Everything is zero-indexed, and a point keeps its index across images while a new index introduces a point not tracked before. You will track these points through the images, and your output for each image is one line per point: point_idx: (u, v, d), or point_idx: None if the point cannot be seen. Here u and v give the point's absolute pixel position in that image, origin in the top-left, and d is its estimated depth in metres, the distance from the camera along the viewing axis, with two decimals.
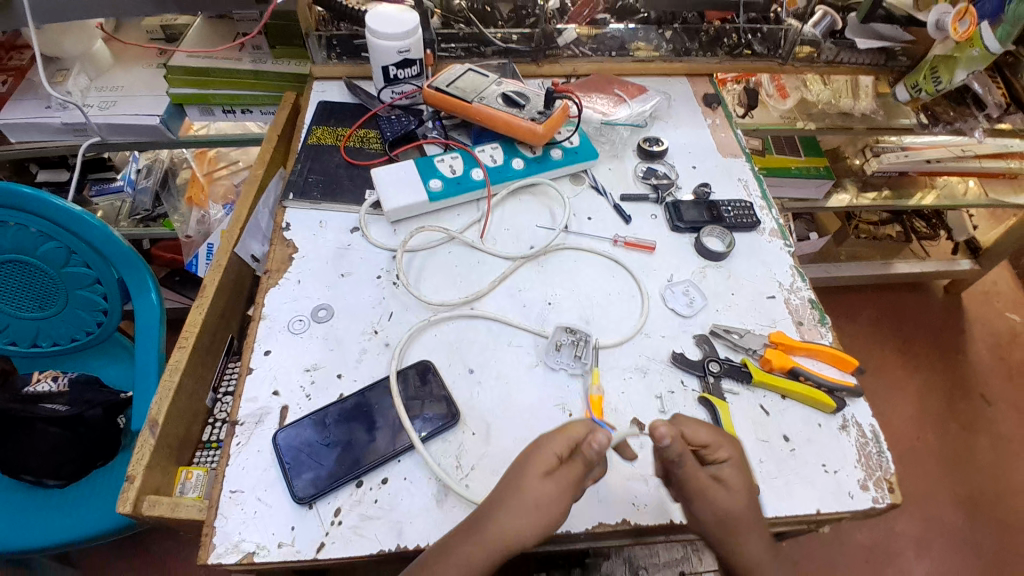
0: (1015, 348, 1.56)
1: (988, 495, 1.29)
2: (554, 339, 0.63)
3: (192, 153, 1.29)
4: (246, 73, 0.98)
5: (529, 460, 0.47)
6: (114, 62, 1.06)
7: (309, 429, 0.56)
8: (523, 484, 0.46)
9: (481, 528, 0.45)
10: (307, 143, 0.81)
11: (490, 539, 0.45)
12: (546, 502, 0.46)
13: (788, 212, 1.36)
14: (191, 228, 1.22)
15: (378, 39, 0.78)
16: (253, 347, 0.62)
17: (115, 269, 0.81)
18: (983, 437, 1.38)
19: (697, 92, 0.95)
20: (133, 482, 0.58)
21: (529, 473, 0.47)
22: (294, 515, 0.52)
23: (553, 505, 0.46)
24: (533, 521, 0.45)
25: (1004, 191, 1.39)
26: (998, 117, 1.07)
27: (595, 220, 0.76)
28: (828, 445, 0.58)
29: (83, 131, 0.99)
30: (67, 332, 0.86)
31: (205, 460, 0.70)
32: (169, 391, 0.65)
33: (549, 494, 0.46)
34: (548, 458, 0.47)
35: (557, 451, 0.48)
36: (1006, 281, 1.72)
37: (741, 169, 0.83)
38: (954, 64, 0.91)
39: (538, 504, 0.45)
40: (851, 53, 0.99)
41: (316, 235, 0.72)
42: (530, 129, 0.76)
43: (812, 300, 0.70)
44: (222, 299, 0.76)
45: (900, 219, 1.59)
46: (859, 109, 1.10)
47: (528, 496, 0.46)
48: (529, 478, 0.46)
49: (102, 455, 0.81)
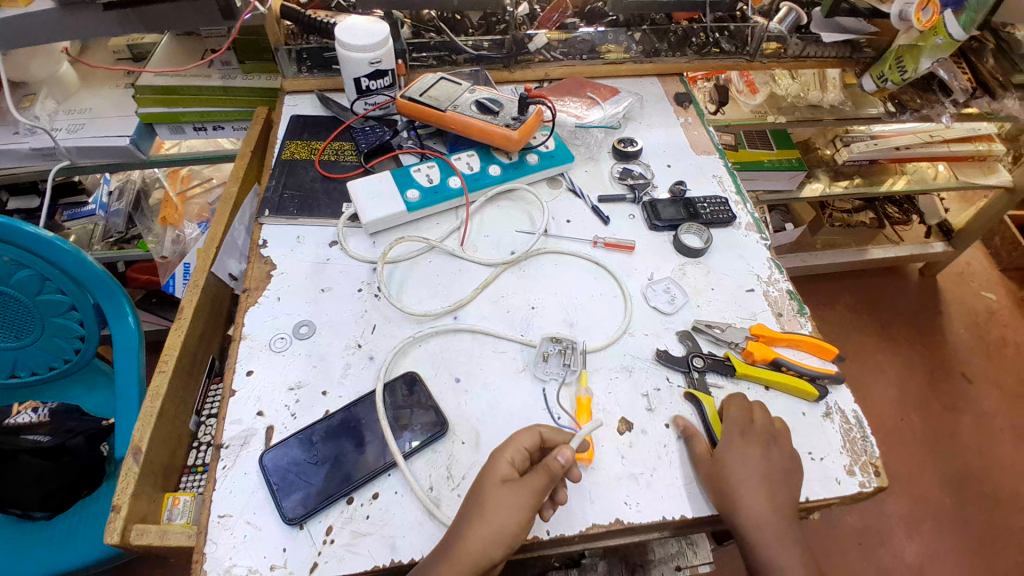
0: (992, 327, 1.60)
1: (971, 472, 1.32)
2: (541, 348, 0.63)
3: (165, 173, 1.29)
4: (216, 90, 0.98)
5: (488, 472, 0.49)
6: (81, 84, 1.04)
7: (296, 448, 0.55)
8: (484, 501, 0.47)
9: (455, 549, 0.46)
10: (281, 157, 0.81)
11: (465, 558, 0.45)
12: (513, 506, 0.47)
13: (762, 204, 1.39)
14: (166, 248, 1.21)
15: (349, 51, 0.78)
16: (235, 369, 0.61)
17: (91, 294, 0.79)
18: (965, 416, 1.41)
19: (668, 91, 0.96)
20: (119, 511, 0.58)
21: (491, 481, 0.48)
22: (286, 536, 0.51)
23: (521, 513, 0.47)
24: (504, 524, 0.46)
25: (973, 174, 1.43)
26: (964, 101, 1.09)
27: (574, 223, 0.76)
28: (813, 433, 0.59)
29: (52, 156, 0.97)
30: (45, 360, 0.84)
31: (192, 485, 0.68)
32: (151, 417, 0.64)
33: (509, 503, 0.47)
34: (505, 469, 0.49)
35: (512, 458, 0.50)
36: (980, 260, 1.76)
37: (715, 165, 0.84)
38: (919, 52, 0.93)
39: (499, 510, 0.47)
40: (817, 47, 1.01)
41: (295, 251, 0.71)
42: (503, 135, 0.76)
43: (789, 290, 0.71)
44: (201, 321, 0.76)
45: (873, 205, 1.61)
46: (827, 101, 1.12)
47: (506, 499, 0.47)
48: (489, 488, 0.48)
49: (89, 484, 0.79)
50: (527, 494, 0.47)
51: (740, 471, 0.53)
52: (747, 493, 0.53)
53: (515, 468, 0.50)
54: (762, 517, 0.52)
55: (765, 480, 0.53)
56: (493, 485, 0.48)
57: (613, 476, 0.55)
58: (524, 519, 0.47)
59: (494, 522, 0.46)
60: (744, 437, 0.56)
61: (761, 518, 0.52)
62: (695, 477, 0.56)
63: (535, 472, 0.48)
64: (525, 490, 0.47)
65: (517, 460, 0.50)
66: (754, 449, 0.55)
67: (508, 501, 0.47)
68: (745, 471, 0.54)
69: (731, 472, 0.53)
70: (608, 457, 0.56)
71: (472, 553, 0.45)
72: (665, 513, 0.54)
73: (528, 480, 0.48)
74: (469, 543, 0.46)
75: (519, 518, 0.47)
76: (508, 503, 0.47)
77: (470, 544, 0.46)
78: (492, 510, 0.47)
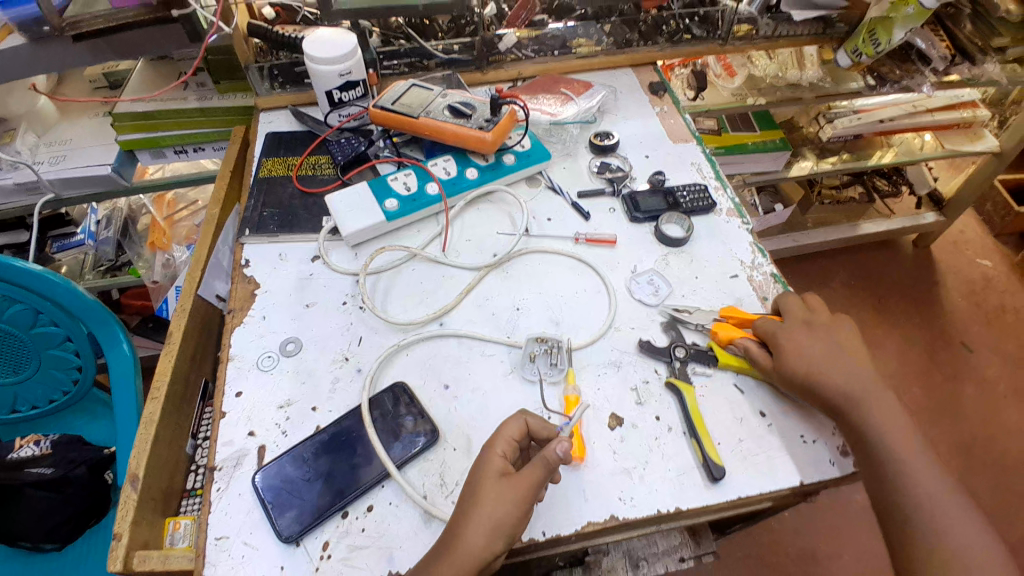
0: (989, 293, 1.60)
1: (979, 440, 1.32)
2: (527, 349, 0.63)
3: (150, 197, 1.28)
4: (192, 111, 0.97)
5: (482, 471, 0.49)
6: (61, 116, 1.04)
7: (288, 466, 0.55)
8: (478, 501, 0.48)
9: (453, 548, 0.46)
10: (258, 176, 0.80)
11: (461, 556, 0.45)
12: (509, 502, 0.47)
13: (750, 186, 1.38)
14: (157, 273, 1.22)
15: (317, 65, 0.78)
16: (224, 391, 0.61)
17: (84, 324, 0.79)
18: (969, 385, 1.41)
19: (643, 81, 0.96)
20: (120, 539, 0.57)
21: (487, 482, 0.49)
22: (283, 554, 0.51)
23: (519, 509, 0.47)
24: (495, 530, 0.46)
25: (959, 141, 1.42)
26: (944, 69, 1.09)
27: (555, 221, 0.76)
28: (802, 416, 0.59)
29: (37, 189, 0.97)
30: (44, 393, 0.84)
31: (191, 509, 0.68)
32: (147, 443, 0.64)
33: (504, 498, 0.47)
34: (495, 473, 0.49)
35: (504, 453, 0.51)
36: (973, 227, 1.75)
37: (694, 152, 0.84)
38: (891, 24, 0.94)
39: (491, 513, 0.47)
40: (789, 26, 1.01)
41: (277, 269, 0.71)
42: (478, 138, 0.76)
43: (774, 273, 0.71)
44: (191, 344, 0.76)
45: (861, 179, 1.60)
46: (806, 78, 1.11)
47: (501, 496, 0.47)
48: (484, 488, 0.48)
49: (96, 513, 0.79)
50: (522, 488, 0.48)
51: (816, 356, 0.58)
52: (828, 370, 0.57)
53: (511, 463, 0.51)
54: (855, 389, 0.57)
55: (831, 359, 0.58)
56: (488, 485, 0.48)
57: (605, 475, 0.55)
58: (522, 511, 0.47)
59: (494, 514, 0.47)
60: (810, 329, 0.61)
61: (857, 392, 0.57)
62: (684, 469, 0.56)
63: (525, 476, 0.48)
64: (520, 490, 0.48)
65: (509, 454, 0.51)
66: (811, 337, 0.60)
67: (504, 499, 0.47)
68: (820, 353, 0.59)
69: (799, 356, 0.58)
70: (602, 456, 0.56)
71: (471, 548, 0.46)
72: (660, 506, 0.53)
73: (518, 480, 0.48)
74: (467, 541, 0.46)
75: (518, 509, 0.47)
76: (507, 496, 0.47)
77: (469, 542, 0.46)
78: (489, 507, 0.47)
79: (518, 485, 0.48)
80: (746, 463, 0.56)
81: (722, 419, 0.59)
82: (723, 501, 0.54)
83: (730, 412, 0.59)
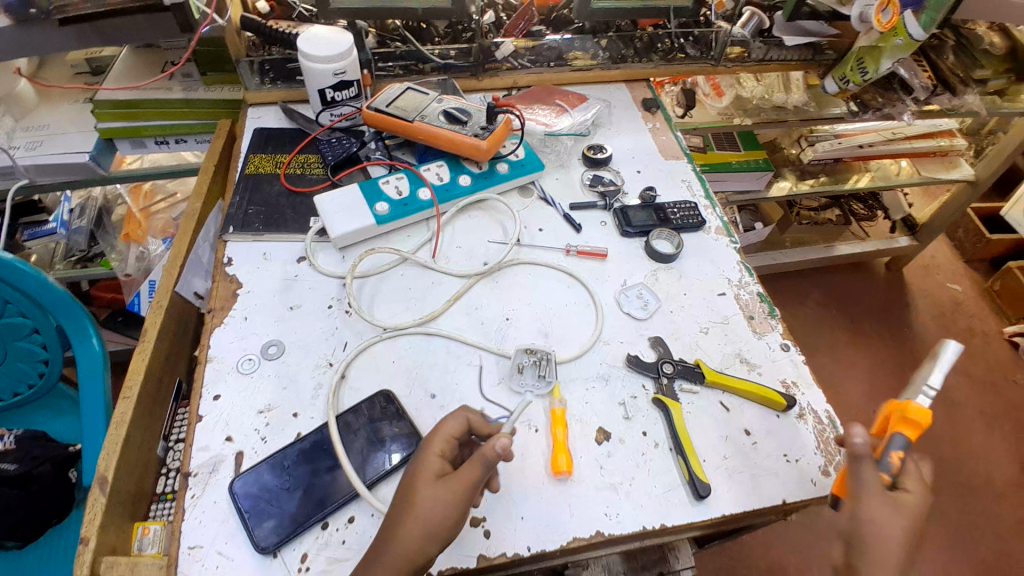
0: (958, 317, 1.65)
1: (947, 462, 1.35)
2: (515, 361, 0.62)
3: (127, 188, 1.25)
4: (176, 102, 0.94)
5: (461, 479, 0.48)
6: (40, 101, 1.00)
7: (268, 473, 0.54)
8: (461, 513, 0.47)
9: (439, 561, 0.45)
10: (244, 173, 0.79)
11: None
12: None
13: (733, 205, 1.40)
14: (130, 265, 1.18)
15: (312, 63, 0.77)
16: (202, 393, 0.59)
17: (53, 316, 0.76)
18: (938, 407, 1.45)
19: (636, 97, 0.97)
20: (87, 544, 0.55)
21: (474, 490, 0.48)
22: (259, 566, 0.49)
23: None
24: (437, 530, 0.46)
25: (935, 169, 1.46)
26: (925, 99, 1.12)
27: (546, 231, 0.76)
28: (787, 435, 0.60)
29: (11, 174, 0.93)
30: (8, 387, 0.81)
31: (161, 514, 0.64)
32: (117, 445, 0.61)
33: (441, 501, 0.46)
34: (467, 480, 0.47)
35: (441, 451, 0.50)
36: (944, 253, 1.81)
37: (684, 169, 0.85)
38: (879, 54, 0.95)
39: None
40: (779, 51, 1.03)
41: (260, 268, 0.69)
42: (473, 145, 0.76)
43: (760, 292, 0.71)
44: (166, 343, 0.73)
45: (839, 203, 1.64)
46: (791, 102, 1.14)
47: None
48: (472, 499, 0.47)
49: (58, 513, 0.76)
50: (456, 487, 0.47)
51: (892, 539, 0.46)
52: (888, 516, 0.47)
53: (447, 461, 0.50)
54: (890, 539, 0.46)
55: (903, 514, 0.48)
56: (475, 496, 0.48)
57: (593, 491, 0.55)
58: (456, 511, 0.46)
59: (428, 516, 0.46)
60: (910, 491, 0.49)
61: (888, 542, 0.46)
62: (668, 487, 0.56)
63: (468, 470, 0.47)
64: (460, 491, 0.47)
65: (446, 451, 0.51)
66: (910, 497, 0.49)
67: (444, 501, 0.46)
68: (902, 547, 0.46)
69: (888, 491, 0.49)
70: (593, 470, 0.56)
71: (406, 547, 0.45)
72: (647, 523, 0.53)
73: (455, 479, 0.47)
74: (398, 547, 0.45)
75: (452, 508, 0.46)
76: (441, 496, 0.46)
77: None
78: None
79: (455, 488, 0.47)
80: (731, 481, 0.56)
81: (710, 436, 0.59)
82: (707, 520, 0.54)
83: (717, 430, 0.59)
